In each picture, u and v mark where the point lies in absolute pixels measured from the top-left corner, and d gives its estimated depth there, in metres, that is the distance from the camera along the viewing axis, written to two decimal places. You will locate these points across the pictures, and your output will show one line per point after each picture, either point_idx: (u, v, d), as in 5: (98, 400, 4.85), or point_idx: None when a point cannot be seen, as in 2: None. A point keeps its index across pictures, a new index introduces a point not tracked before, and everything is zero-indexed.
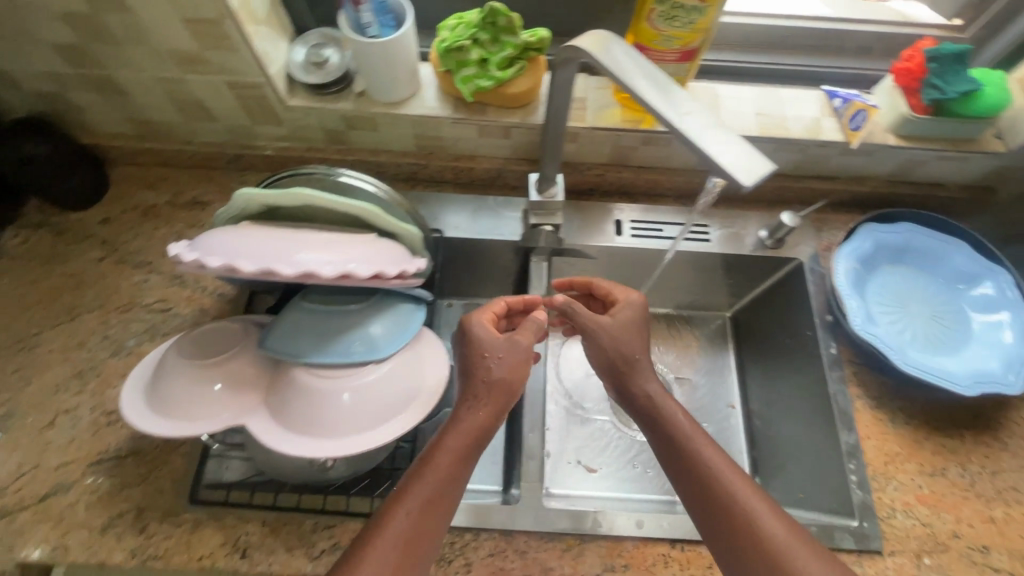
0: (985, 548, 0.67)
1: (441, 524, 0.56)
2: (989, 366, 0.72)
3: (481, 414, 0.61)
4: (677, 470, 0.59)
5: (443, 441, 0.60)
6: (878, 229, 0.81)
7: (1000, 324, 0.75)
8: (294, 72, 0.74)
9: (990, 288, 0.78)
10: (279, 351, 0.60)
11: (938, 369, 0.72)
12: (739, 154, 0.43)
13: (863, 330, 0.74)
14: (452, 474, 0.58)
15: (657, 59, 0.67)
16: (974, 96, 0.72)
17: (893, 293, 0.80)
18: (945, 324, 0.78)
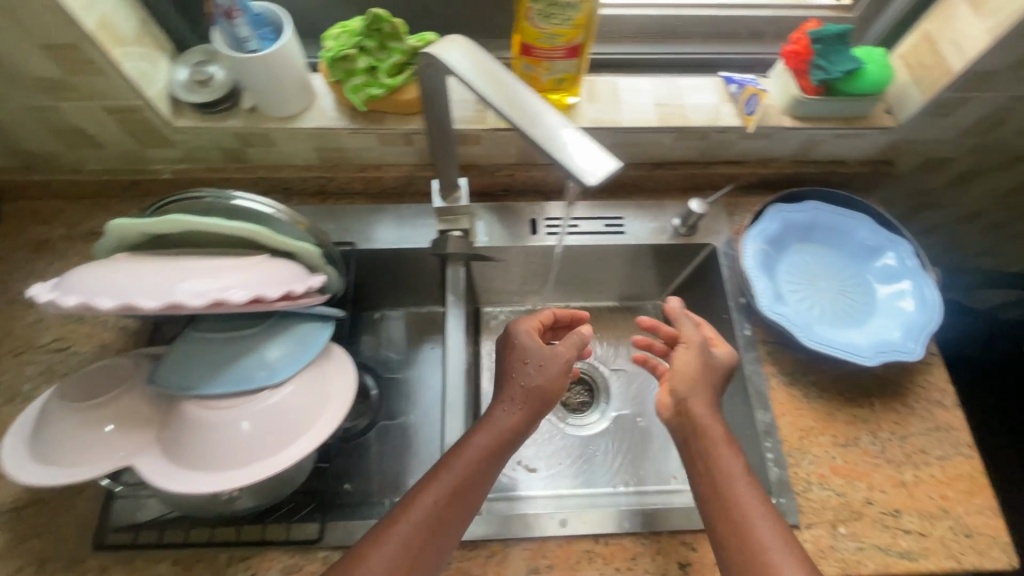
0: (896, 511, 0.70)
1: (460, 519, 0.59)
2: (890, 334, 0.74)
3: (513, 416, 0.66)
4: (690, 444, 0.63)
5: (473, 438, 0.64)
6: (784, 209, 0.83)
7: (901, 293, 0.78)
8: (177, 92, 0.71)
9: (891, 258, 0.80)
10: (167, 385, 0.57)
11: (844, 342, 0.74)
12: (585, 152, 0.43)
13: (771, 310, 0.75)
14: (480, 470, 0.62)
15: (546, 57, 0.67)
16: (859, 74, 0.73)
17: (802, 271, 0.82)
18: (851, 297, 0.80)
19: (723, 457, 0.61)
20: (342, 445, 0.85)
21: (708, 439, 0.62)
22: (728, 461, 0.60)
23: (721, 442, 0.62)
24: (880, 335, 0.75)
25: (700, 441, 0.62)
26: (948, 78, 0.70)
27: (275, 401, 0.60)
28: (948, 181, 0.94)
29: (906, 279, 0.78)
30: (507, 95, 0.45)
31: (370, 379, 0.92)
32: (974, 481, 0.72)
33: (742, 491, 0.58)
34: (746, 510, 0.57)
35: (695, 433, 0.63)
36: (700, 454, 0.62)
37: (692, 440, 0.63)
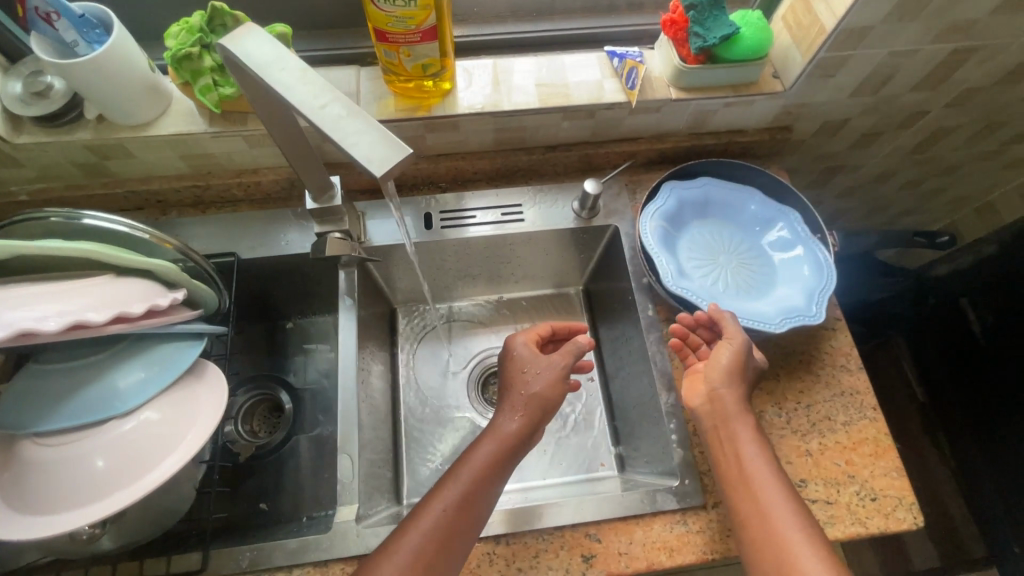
0: (802, 481, 0.69)
1: (472, 527, 0.58)
2: (795, 300, 0.73)
3: (518, 421, 0.65)
4: (714, 439, 0.64)
5: (478, 447, 0.63)
6: (678, 186, 0.80)
7: (801, 258, 0.76)
8: (11, 106, 0.66)
9: (788, 225, 0.79)
10: (1, 426, 0.53)
11: (750, 312, 0.72)
12: (376, 145, 0.40)
13: (676, 287, 0.72)
14: (489, 477, 0.60)
15: (403, 42, 0.63)
16: (735, 40, 0.71)
17: (703, 248, 0.80)
18: (753, 268, 0.78)
19: (744, 449, 0.61)
20: (252, 463, 0.82)
21: (732, 432, 0.63)
22: (747, 451, 0.61)
23: (747, 433, 0.62)
24: (785, 303, 0.73)
25: (722, 435, 0.63)
26: (823, 36, 0.69)
27: (129, 429, 0.56)
28: (851, 142, 0.93)
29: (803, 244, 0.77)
30: (298, 91, 0.42)
31: (284, 393, 0.89)
32: (880, 444, 0.71)
33: (764, 484, 0.59)
34: (768, 503, 0.57)
35: (720, 428, 0.63)
36: (724, 448, 0.63)
37: (717, 433, 0.64)
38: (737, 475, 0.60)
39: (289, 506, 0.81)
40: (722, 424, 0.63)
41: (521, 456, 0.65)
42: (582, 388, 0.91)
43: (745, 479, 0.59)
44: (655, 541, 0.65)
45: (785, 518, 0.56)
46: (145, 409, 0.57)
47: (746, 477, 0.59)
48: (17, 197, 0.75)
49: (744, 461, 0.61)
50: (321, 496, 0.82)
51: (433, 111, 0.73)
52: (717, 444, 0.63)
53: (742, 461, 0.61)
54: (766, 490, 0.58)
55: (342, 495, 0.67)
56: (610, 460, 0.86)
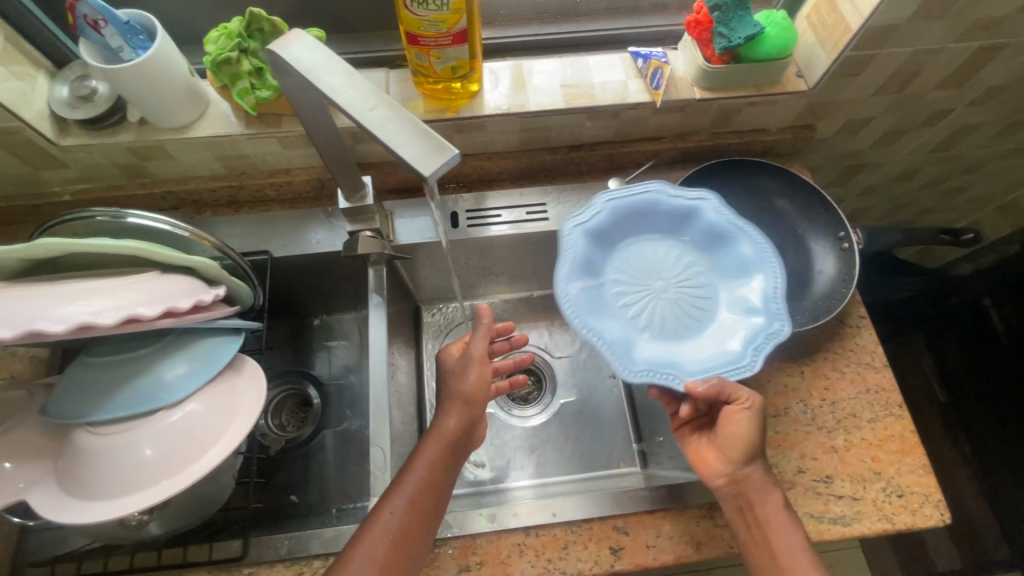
0: (828, 478, 0.70)
1: (428, 527, 0.60)
2: (753, 315, 0.68)
3: (453, 419, 0.66)
4: (742, 519, 0.62)
5: (421, 452, 0.64)
6: (580, 223, 0.74)
7: (741, 254, 0.72)
8: (58, 110, 0.69)
9: (715, 215, 0.73)
10: (59, 415, 0.55)
11: (713, 359, 0.66)
12: (423, 144, 0.42)
13: (636, 375, 0.65)
14: (437, 480, 0.63)
15: (434, 45, 0.65)
16: (759, 39, 0.72)
17: (633, 279, 0.74)
18: (693, 285, 0.74)
19: (776, 537, 0.60)
20: (284, 456, 0.85)
21: (763, 510, 0.61)
22: (782, 530, 0.60)
23: (778, 512, 0.61)
24: (745, 323, 0.68)
25: (757, 516, 0.61)
26: (849, 36, 0.69)
27: (176, 420, 0.58)
28: (874, 141, 0.93)
29: (735, 235, 0.72)
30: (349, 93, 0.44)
31: (312, 389, 0.91)
32: (906, 441, 0.72)
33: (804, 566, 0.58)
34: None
35: (750, 507, 0.61)
36: (754, 536, 0.61)
37: (748, 514, 0.61)
38: (774, 561, 0.59)
39: (320, 498, 0.83)
40: (755, 502, 0.61)
41: (466, 449, 0.68)
42: (603, 386, 0.92)
43: (780, 570, 0.59)
44: (683, 534, 0.66)
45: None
46: (191, 400, 0.59)
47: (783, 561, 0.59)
48: (60, 197, 0.78)
49: (778, 542, 0.60)
50: (351, 488, 0.84)
51: (460, 112, 0.74)
52: (748, 525, 0.61)
53: (778, 544, 0.59)
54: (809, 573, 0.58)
55: (374, 487, 0.69)
56: (632, 456, 0.86)
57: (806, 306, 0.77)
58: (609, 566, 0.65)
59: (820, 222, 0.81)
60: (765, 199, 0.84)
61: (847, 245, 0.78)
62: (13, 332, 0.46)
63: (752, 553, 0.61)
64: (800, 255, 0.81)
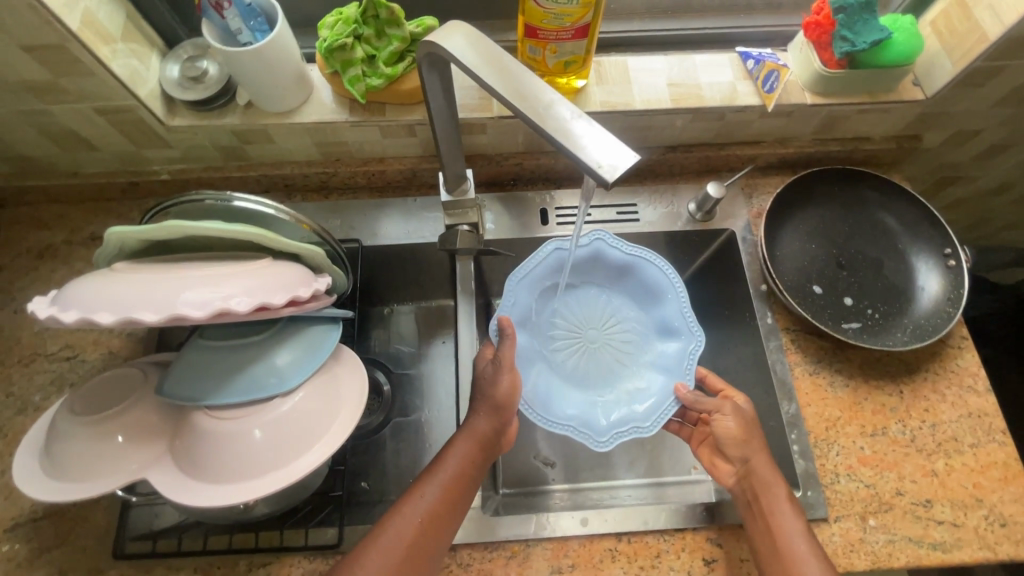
0: (928, 501, 0.67)
1: (451, 520, 0.60)
2: (675, 337, 0.77)
3: (486, 419, 0.65)
4: (751, 507, 0.63)
5: (454, 445, 0.63)
6: (509, 313, 0.75)
7: (641, 283, 0.80)
8: (170, 89, 0.69)
9: (616, 253, 0.79)
10: (177, 397, 0.56)
11: (656, 396, 0.74)
12: (599, 145, 0.40)
13: (606, 441, 0.68)
14: (466, 475, 0.62)
15: (554, 38, 0.63)
16: (885, 45, 0.69)
17: (564, 341, 0.82)
18: (615, 332, 0.83)
19: (783, 524, 0.61)
20: (357, 444, 0.83)
21: (770, 501, 0.62)
22: (788, 523, 0.61)
23: (785, 501, 0.62)
24: (669, 348, 0.77)
25: (764, 507, 0.62)
26: (983, 45, 0.66)
27: (286, 411, 0.58)
28: (976, 153, 0.89)
29: (635, 265, 0.79)
30: (511, 83, 0.44)
31: (381, 374, 0.89)
32: (1009, 469, 0.69)
33: (804, 560, 0.58)
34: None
35: (756, 498, 0.63)
36: (758, 522, 0.62)
37: (754, 505, 0.63)
38: (775, 551, 0.60)
39: (392, 487, 0.81)
40: (761, 496, 0.63)
41: (499, 451, 0.66)
42: None
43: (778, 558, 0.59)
44: None
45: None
46: (299, 389, 0.59)
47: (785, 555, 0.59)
48: (157, 175, 0.79)
49: (785, 534, 0.60)
50: None
51: None
52: (755, 515, 0.63)
53: (779, 534, 0.60)
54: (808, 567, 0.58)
55: None
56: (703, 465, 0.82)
57: (908, 324, 0.75)
58: None
59: (923, 237, 0.79)
60: (867, 212, 0.82)
61: (954, 262, 0.76)
62: (161, 317, 0.46)
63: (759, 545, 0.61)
64: (901, 270, 0.78)
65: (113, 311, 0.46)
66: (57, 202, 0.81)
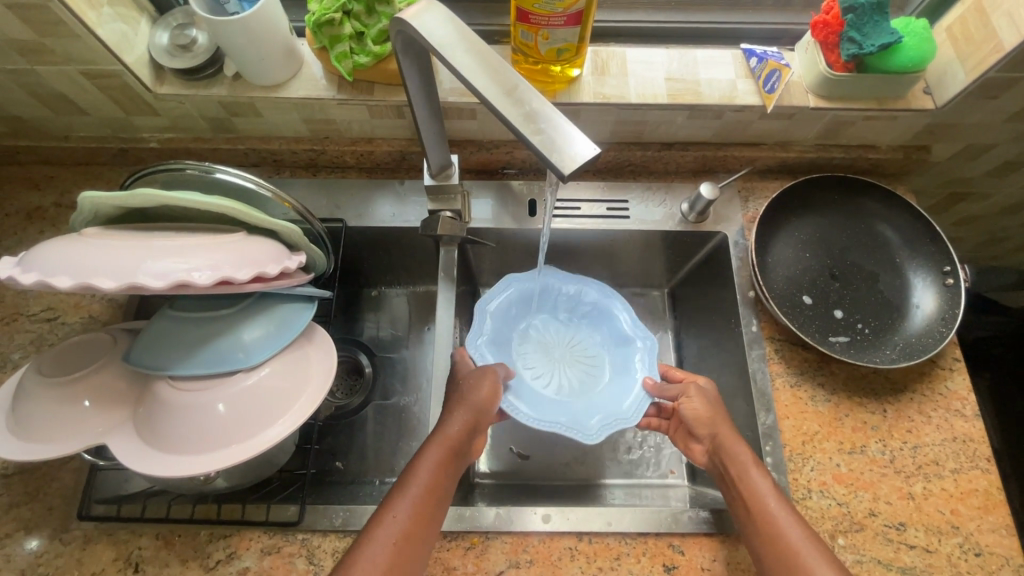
0: (901, 525, 0.65)
1: (427, 533, 0.57)
2: (627, 345, 0.77)
3: (457, 423, 0.63)
4: (725, 478, 0.62)
5: (423, 453, 0.61)
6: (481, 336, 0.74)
7: (588, 304, 0.81)
8: (158, 57, 0.69)
9: (563, 281, 0.81)
10: (140, 364, 0.55)
11: (617, 394, 0.72)
12: (560, 134, 0.39)
13: (596, 433, 0.67)
14: (439, 483, 0.60)
15: (545, 24, 0.61)
16: (895, 48, 0.66)
17: (534, 359, 0.79)
18: (579, 351, 0.81)
19: (759, 488, 0.60)
20: (333, 422, 0.83)
21: (740, 468, 0.61)
22: (760, 486, 0.60)
23: (754, 468, 0.61)
24: (625, 352, 0.77)
25: (736, 476, 0.61)
26: (998, 55, 0.63)
27: (251, 384, 0.58)
28: (989, 169, 0.86)
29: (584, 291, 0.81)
30: (480, 62, 0.43)
31: (364, 356, 0.89)
32: (990, 497, 0.66)
33: (785, 521, 0.58)
34: (791, 540, 0.56)
35: (726, 469, 0.62)
36: (736, 496, 0.61)
37: (727, 476, 0.62)
38: (752, 516, 0.59)
39: (362, 469, 0.80)
40: (731, 465, 0.62)
41: (470, 456, 0.64)
42: None
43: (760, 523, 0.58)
44: (740, 562, 0.64)
45: (808, 547, 0.56)
46: (265, 365, 0.59)
47: (765, 522, 0.58)
48: (147, 144, 0.79)
49: (760, 498, 0.59)
50: (396, 462, 0.81)
51: (557, 97, 0.71)
52: (730, 486, 0.62)
53: (754, 500, 0.59)
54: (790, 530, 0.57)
55: None
56: (678, 470, 0.80)
57: (898, 342, 0.72)
58: None
59: (922, 253, 0.76)
60: (864, 223, 0.79)
61: (952, 280, 0.73)
62: (120, 285, 0.45)
63: (738, 514, 0.60)
64: (896, 285, 0.76)
65: (71, 276, 0.45)
66: (50, 164, 0.82)
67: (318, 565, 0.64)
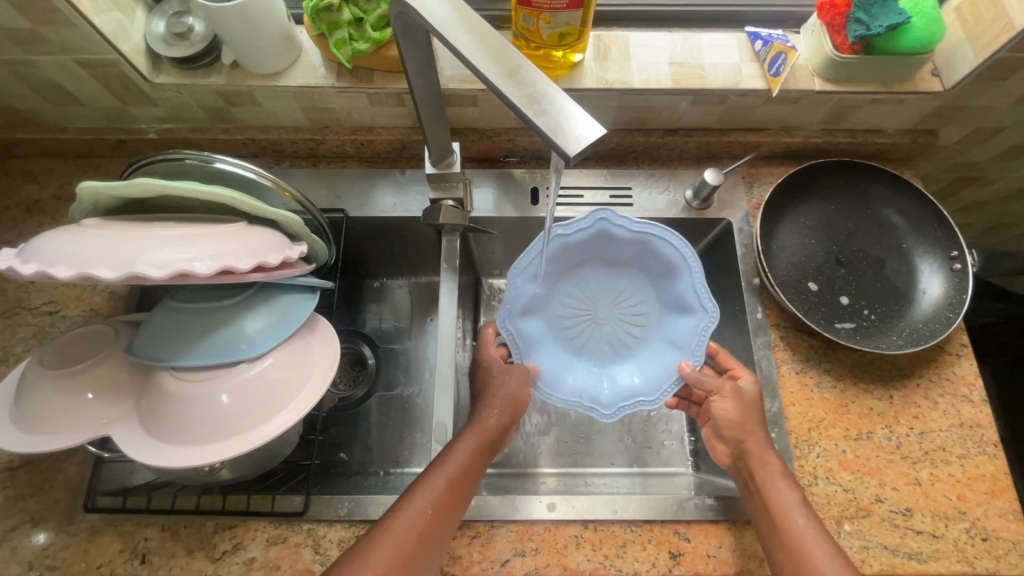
0: (907, 510, 0.65)
1: (449, 523, 0.57)
2: (687, 313, 0.73)
3: (496, 415, 0.65)
4: (750, 488, 0.61)
5: (461, 440, 0.62)
6: (515, 305, 0.72)
7: (654, 257, 0.75)
8: (155, 46, 0.68)
9: (623, 230, 0.74)
10: (142, 357, 0.55)
11: (658, 373, 0.72)
12: (565, 116, 0.38)
13: (611, 413, 0.69)
14: (473, 469, 0.60)
15: (547, 7, 0.60)
16: (903, 29, 0.65)
17: (572, 317, 0.79)
18: (620, 311, 0.80)
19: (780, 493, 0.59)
20: (336, 414, 0.83)
21: (761, 465, 0.61)
22: (787, 501, 0.58)
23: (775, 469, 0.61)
24: (682, 324, 0.73)
25: (757, 479, 0.61)
26: (1008, 36, 0.62)
27: (255, 375, 0.57)
28: (996, 153, 0.85)
29: (646, 240, 0.73)
30: (485, 40, 0.42)
31: (367, 348, 0.88)
32: (997, 483, 0.66)
33: (808, 538, 0.56)
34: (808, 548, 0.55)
35: (750, 468, 0.62)
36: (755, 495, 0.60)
37: (749, 476, 0.62)
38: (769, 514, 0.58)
39: (368, 460, 0.80)
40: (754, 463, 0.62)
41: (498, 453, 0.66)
42: None
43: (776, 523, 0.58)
44: (746, 549, 0.63)
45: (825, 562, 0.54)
46: (268, 355, 0.59)
47: (790, 539, 0.56)
48: (144, 135, 0.78)
49: (787, 514, 0.58)
50: (400, 453, 0.81)
51: (560, 83, 0.70)
52: (753, 496, 0.61)
53: (780, 515, 0.58)
54: (820, 558, 0.54)
55: None
56: (683, 457, 0.80)
57: (904, 328, 0.71)
58: (667, 571, 0.63)
59: (929, 239, 0.75)
60: (870, 207, 0.78)
61: (960, 265, 0.72)
62: (120, 275, 0.44)
63: (763, 528, 0.59)
64: (903, 271, 0.75)
65: (71, 266, 0.45)
66: (48, 156, 0.82)
67: (324, 555, 0.64)
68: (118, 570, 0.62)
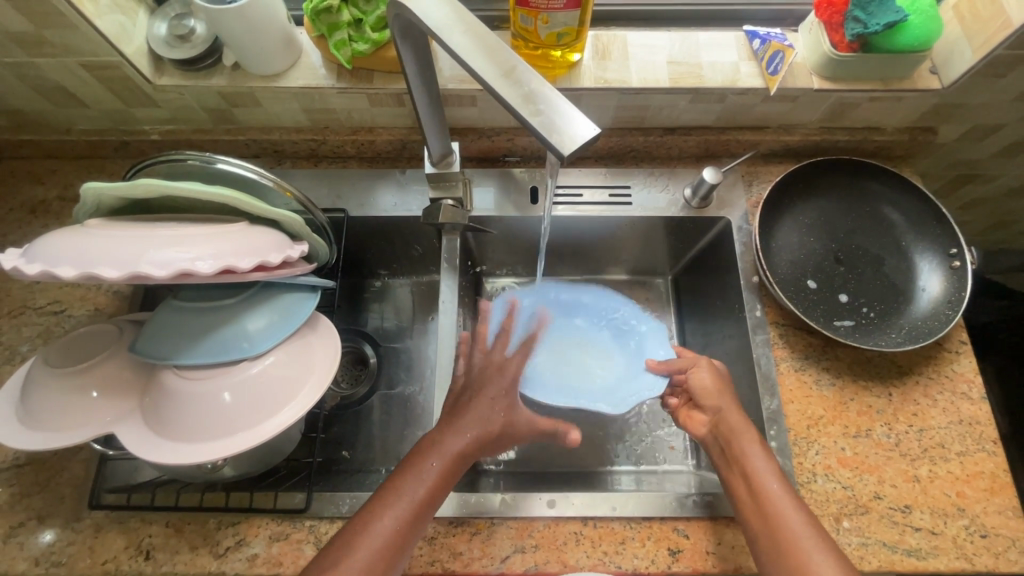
0: (906, 507, 0.65)
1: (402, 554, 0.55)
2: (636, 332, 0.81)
3: (467, 438, 0.62)
4: (728, 471, 0.62)
5: (426, 466, 0.59)
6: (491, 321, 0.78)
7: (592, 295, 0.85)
8: (157, 48, 0.69)
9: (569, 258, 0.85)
10: (146, 356, 0.56)
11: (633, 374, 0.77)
12: (558, 115, 0.39)
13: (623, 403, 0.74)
14: (434, 497, 0.58)
15: (545, 7, 0.61)
16: (901, 27, 0.65)
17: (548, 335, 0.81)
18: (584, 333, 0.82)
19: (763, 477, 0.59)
20: (338, 412, 0.83)
21: (740, 447, 0.62)
22: (769, 485, 0.58)
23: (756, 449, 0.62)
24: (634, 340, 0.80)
25: (739, 460, 0.61)
26: (1005, 33, 0.62)
27: (257, 373, 0.58)
28: (996, 151, 0.85)
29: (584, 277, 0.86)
30: (481, 41, 0.42)
31: (369, 347, 0.89)
32: (996, 480, 0.66)
33: (794, 520, 0.56)
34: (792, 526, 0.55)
35: (730, 447, 0.63)
36: (737, 478, 0.61)
37: (728, 453, 0.63)
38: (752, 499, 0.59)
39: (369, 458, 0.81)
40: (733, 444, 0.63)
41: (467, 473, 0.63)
42: None
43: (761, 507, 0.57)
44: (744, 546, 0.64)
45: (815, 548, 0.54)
46: (271, 353, 0.59)
47: (774, 526, 0.56)
48: (147, 136, 0.79)
49: (772, 500, 0.57)
50: (401, 451, 0.81)
51: (558, 82, 0.71)
52: (734, 478, 0.61)
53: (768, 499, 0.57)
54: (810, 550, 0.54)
55: None
56: (683, 455, 0.80)
57: (903, 326, 0.72)
58: (666, 567, 0.63)
59: (928, 236, 0.75)
60: (869, 206, 0.78)
61: (959, 263, 0.72)
62: (121, 274, 0.45)
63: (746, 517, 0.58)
64: (901, 269, 0.75)
65: (74, 265, 0.45)
66: (53, 158, 0.82)
67: None
68: (122, 566, 0.63)
